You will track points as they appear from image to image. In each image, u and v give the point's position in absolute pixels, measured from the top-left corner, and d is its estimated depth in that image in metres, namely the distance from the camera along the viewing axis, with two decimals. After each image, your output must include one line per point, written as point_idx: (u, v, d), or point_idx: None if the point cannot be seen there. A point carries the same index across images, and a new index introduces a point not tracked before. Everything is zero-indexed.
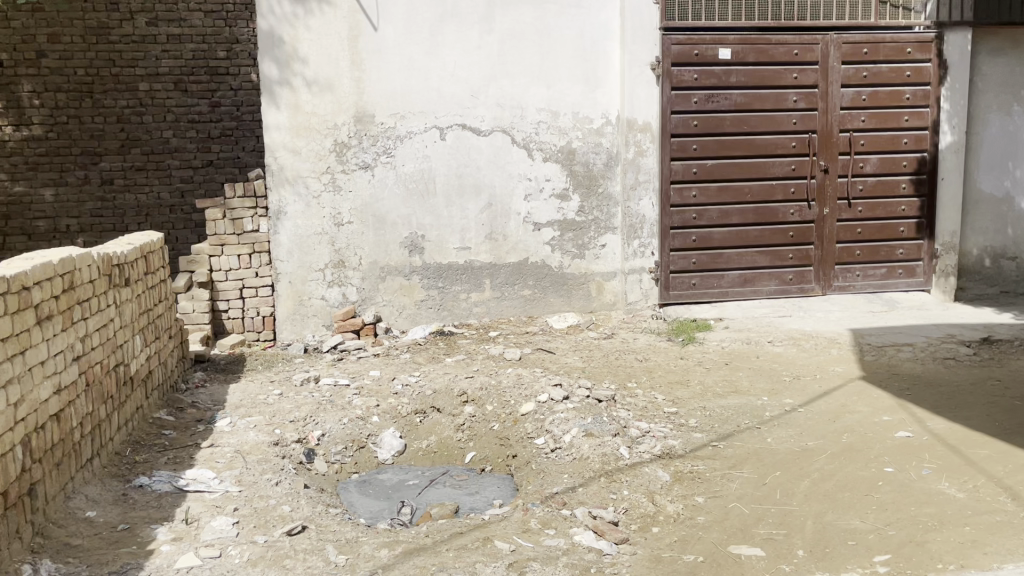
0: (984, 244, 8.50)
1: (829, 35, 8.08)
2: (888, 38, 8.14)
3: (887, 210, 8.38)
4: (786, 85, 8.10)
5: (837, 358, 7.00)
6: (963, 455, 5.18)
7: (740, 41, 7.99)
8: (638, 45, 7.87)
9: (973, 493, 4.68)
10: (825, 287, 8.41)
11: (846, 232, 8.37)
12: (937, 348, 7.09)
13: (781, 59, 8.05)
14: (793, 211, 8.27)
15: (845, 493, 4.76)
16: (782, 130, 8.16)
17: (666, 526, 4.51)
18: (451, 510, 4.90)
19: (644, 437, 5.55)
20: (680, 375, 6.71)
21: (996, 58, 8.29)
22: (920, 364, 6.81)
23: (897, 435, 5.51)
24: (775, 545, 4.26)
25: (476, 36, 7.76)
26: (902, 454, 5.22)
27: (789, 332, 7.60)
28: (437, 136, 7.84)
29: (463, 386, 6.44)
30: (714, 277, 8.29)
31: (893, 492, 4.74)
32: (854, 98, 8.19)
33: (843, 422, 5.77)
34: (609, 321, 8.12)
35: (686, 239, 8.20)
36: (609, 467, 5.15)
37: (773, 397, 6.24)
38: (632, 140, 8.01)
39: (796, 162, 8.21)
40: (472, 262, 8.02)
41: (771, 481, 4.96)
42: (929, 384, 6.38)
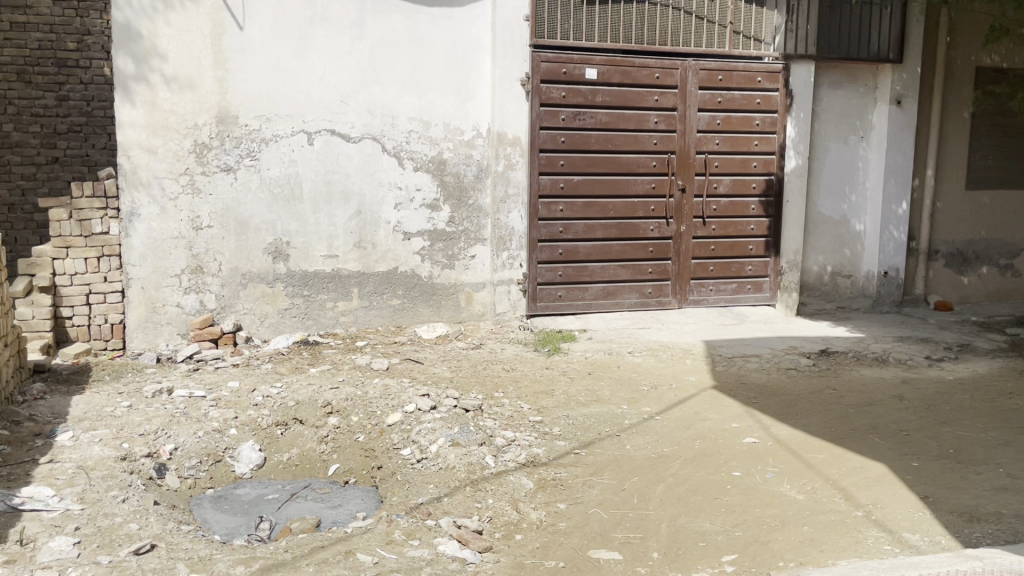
0: (823, 262, 9.19)
1: (687, 61, 8.50)
2: (741, 67, 8.65)
3: (738, 228, 8.89)
4: (647, 106, 8.45)
5: (692, 368, 7.36)
6: (803, 458, 5.58)
7: (606, 62, 8.28)
8: (508, 60, 8.00)
9: (810, 495, 5.04)
10: (681, 300, 8.83)
11: (701, 249, 8.83)
12: (780, 359, 7.59)
13: (643, 81, 8.40)
14: (653, 227, 8.63)
15: (697, 497, 5.01)
16: (643, 150, 8.51)
17: (529, 534, 4.60)
18: (312, 524, 4.80)
19: (509, 446, 5.64)
20: (545, 384, 6.86)
21: (834, 90, 9.00)
22: (766, 374, 7.27)
23: (744, 441, 5.86)
24: (632, 549, 4.43)
25: (347, 41, 7.65)
26: (749, 459, 5.56)
27: (648, 344, 7.92)
28: (304, 140, 7.67)
29: (328, 397, 6.30)
30: (578, 289, 8.53)
31: (739, 494, 5.04)
32: (709, 122, 8.65)
33: (697, 429, 6.08)
34: (478, 331, 8.17)
35: (553, 252, 8.40)
36: (475, 476, 5.20)
37: (632, 405, 6.49)
38: (502, 153, 8.12)
39: (656, 181, 8.58)
40: (339, 270, 7.89)
41: (629, 487, 5.15)
42: (773, 393, 6.82)
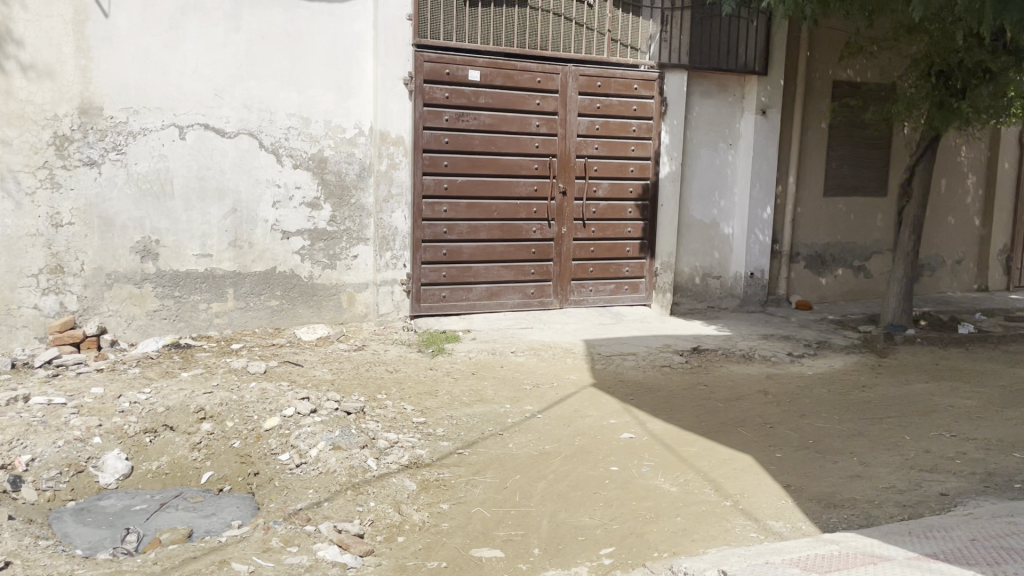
0: (695, 264, 9.60)
1: (567, 66, 8.68)
2: (618, 74, 8.91)
3: (616, 231, 9.15)
4: (529, 110, 8.57)
5: (572, 367, 7.52)
6: (676, 452, 5.81)
7: (489, 64, 8.34)
8: (391, 59, 7.94)
9: (683, 486, 5.26)
10: (562, 301, 9.01)
11: (581, 251, 9.03)
12: (655, 357, 7.87)
13: (525, 84, 8.52)
14: (535, 229, 8.76)
15: (577, 492, 5.13)
16: (526, 153, 8.62)
17: (411, 535, 4.59)
18: (184, 535, 4.61)
19: (392, 448, 5.59)
20: (428, 385, 6.84)
21: (706, 100, 9.42)
22: (642, 371, 7.52)
23: (622, 437, 6.04)
24: (513, 546, 4.49)
25: (221, 33, 7.38)
26: (626, 454, 5.74)
27: (529, 343, 8.04)
28: (176, 134, 7.34)
29: (201, 402, 6.04)
30: (462, 290, 8.55)
31: (617, 488, 5.20)
32: (589, 126, 8.86)
33: (577, 426, 6.22)
34: (360, 333, 8.05)
35: (437, 252, 8.38)
36: (357, 479, 5.13)
37: (514, 404, 6.57)
38: (384, 152, 8.05)
39: (538, 183, 8.71)
40: (213, 270, 7.60)
41: (511, 485, 5.21)
42: (649, 389, 7.07)
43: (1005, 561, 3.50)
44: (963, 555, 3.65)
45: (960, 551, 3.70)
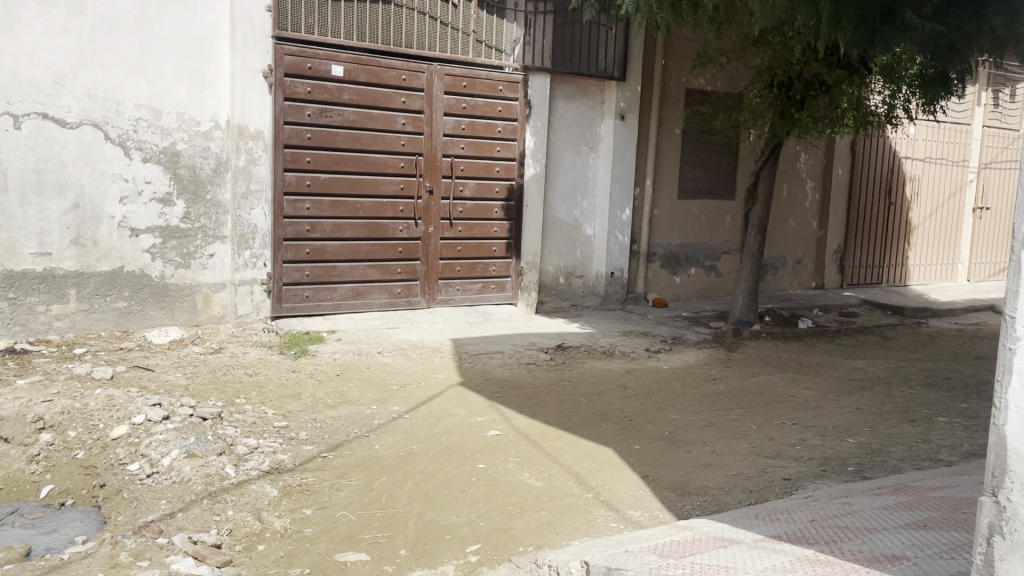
0: (559, 264, 9.81)
1: (433, 65, 8.66)
2: (483, 75, 8.97)
3: (482, 230, 9.22)
4: (394, 108, 8.49)
5: (439, 366, 7.52)
6: (541, 447, 5.93)
7: (353, 60, 8.21)
8: (249, 51, 7.66)
9: (548, 481, 5.37)
10: (429, 300, 8.99)
11: (448, 250, 9.04)
12: (520, 355, 7.99)
13: (389, 82, 8.43)
14: (401, 228, 8.70)
15: (443, 491, 5.14)
16: (391, 151, 8.54)
17: (272, 543, 4.46)
18: (20, 554, 4.26)
19: (252, 454, 5.41)
20: (290, 388, 6.65)
21: (568, 103, 9.64)
22: (508, 369, 7.61)
23: (488, 434, 6.10)
24: (379, 548, 4.44)
25: (61, 16, 6.88)
26: (492, 451, 5.80)
27: (396, 343, 7.96)
28: (9, 123, 6.79)
29: (39, 411, 5.62)
30: (326, 290, 8.37)
31: (483, 486, 5.25)
32: (454, 126, 8.88)
33: (444, 425, 6.22)
34: (217, 335, 7.72)
35: (299, 251, 8.17)
36: (213, 487, 4.92)
37: (380, 405, 6.50)
38: (243, 147, 7.77)
39: (404, 182, 8.65)
40: (53, 270, 7.09)
41: (377, 487, 5.15)
42: (515, 387, 7.17)
43: (840, 538, 3.79)
44: (803, 535, 3.92)
45: (802, 531, 3.98)
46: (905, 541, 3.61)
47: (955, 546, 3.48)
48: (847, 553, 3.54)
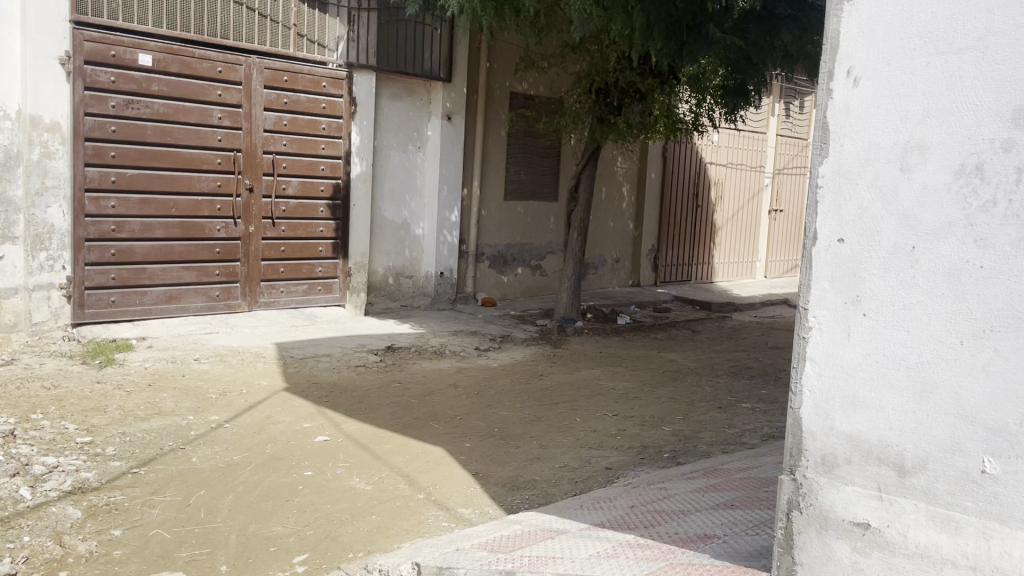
0: (387, 264, 9.72)
1: (251, 58, 8.30)
2: (305, 70, 8.71)
3: (307, 230, 8.97)
4: (209, 101, 8.07)
5: (261, 372, 7.22)
6: (371, 450, 5.84)
7: (162, 49, 7.72)
8: (42, 35, 7.03)
9: (378, 484, 5.30)
10: (251, 303, 8.63)
11: (270, 251, 8.72)
12: (348, 358, 7.84)
13: (204, 74, 8.00)
14: (219, 227, 8.29)
15: (268, 502, 4.95)
16: (207, 146, 8.11)
17: (77, 568, 4.10)
18: None
19: (51, 473, 4.96)
20: (96, 401, 6.16)
21: (393, 102, 9.56)
22: (335, 372, 7.45)
23: (315, 440, 5.94)
24: (198, 566, 4.20)
25: None
26: (320, 458, 5.64)
27: (214, 349, 7.57)
28: None
29: None
30: (135, 294, 7.83)
31: (311, 494, 5.10)
32: (275, 122, 8.57)
33: (268, 433, 5.99)
34: (8, 345, 6.99)
35: (104, 252, 7.59)
36: (5, 513, 4.47)
37: (198, 415, 6.16)
38: (36, 139, 7.12)
39: (222, 179, 8.25)
40: None
41: (195, 502, 4.88)
42: (342, 390, 7.03)
43: (658, 522, 4.02)
44: (625, 521, 4.11)
45: (624, 518, 4.17)
46: (716, 520, 3.88)
47: (759, 522, 3.78)
48: (666, 535, 3.75)
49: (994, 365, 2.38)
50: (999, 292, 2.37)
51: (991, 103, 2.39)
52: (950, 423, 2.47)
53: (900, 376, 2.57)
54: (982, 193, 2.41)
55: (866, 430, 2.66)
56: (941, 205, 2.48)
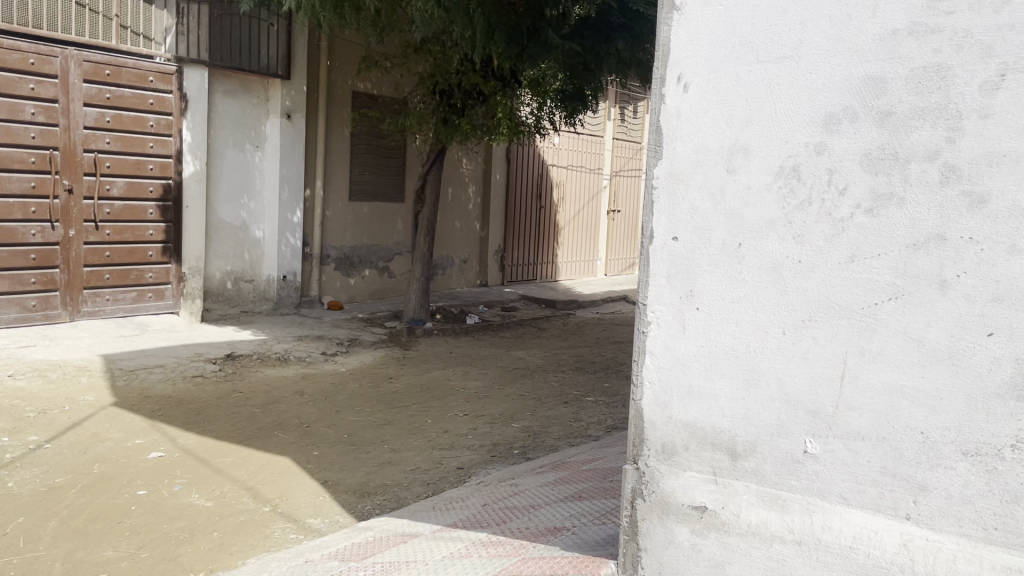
0: (225, 268, 9.30)
1: (68, 50, 7.74)
2: (129, 64, 8.22)
3: (135, 234, 8.47)
4: (20, 95, 7.46)
5: (87, 387, 6.71)
6: (211, 464, 5.56)
7: None
8: None
9: (220, 499, 5.05)
10: (73, 313, 8.04)
11: (94, 256, 8.18)
12: (184, 368, 7.43)
13: (13, 66, 7.38)
14: (34, 232, 7.69)
15: (97, 525, 4.61)
16: (19, 145, 7.52)
17: None
18: None
19: None
20: None
21: (229, 98, 9.15)
22: (170, 384, 7.04)
23: (149, 456, 5.59)
24: None
25: None
26: (154, 475, 5.31)
27: (32, 363, 6.96)
28: None
29: None
30: None
31: (145, 514, 4.79)
32: (97, 118, 8.05)
33: (94, 451, 5.58)
34: None
35: None
36: None
37: (13, 436, 5.64)
38: None
39: (36, 179, 7.66)
40: None
41: (12, 531, 4.47)
42: (178, 402, 6.65)
43: (509, 518, 4.07)
44: (477, 519, 4.13)
45: (475, 516, 4.19)
46: (565, 513, 3.97)
47: (605, 512, 3.90)
48: (516, 531, 3.80)
49: (812, 353, 2.58)
50: (816, 285, 2.57)
51: (805, 110, 2.57)
52: (776, 408, 2.65)
53: (730, 365, 2.72)
54: (799, 193, 2.59)
55: (701, 417, 2.80)
56: (764, 204, 2.65)
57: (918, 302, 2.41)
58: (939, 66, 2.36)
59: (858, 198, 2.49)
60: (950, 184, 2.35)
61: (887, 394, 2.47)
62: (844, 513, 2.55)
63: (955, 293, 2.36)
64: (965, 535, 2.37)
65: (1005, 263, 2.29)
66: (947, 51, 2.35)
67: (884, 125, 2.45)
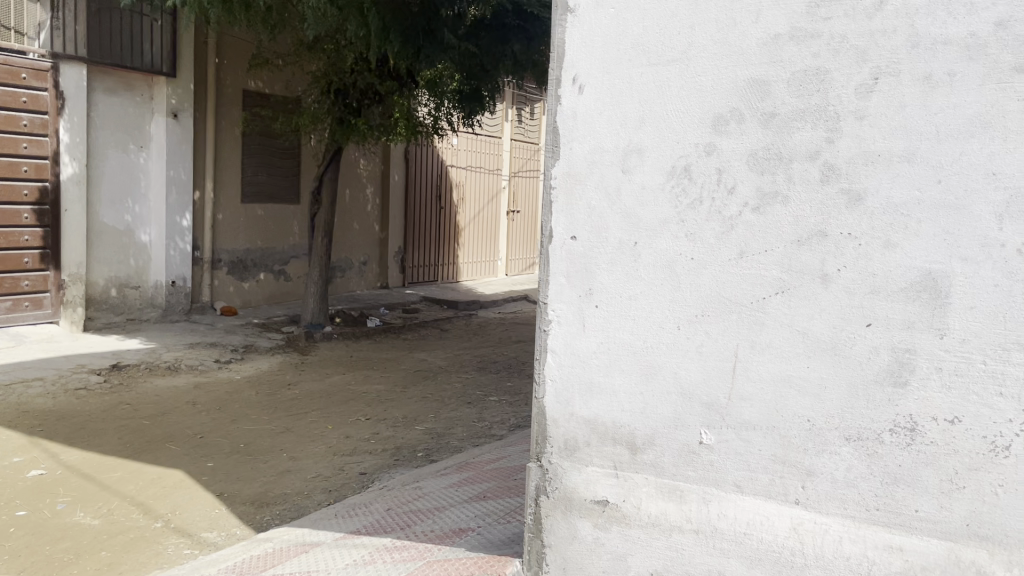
0: (108, 274, 8.86)
1: None
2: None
3: (8, 239, 7.99)
4: None
5: None
6: (97, 481, 5.29)
7: None
8: None
9: (107, 517, 4.80)
10: None
11: None
12: (66, 380, 7.04)
13: None
14: None
15: None
16: None
17: None
18: None
19: None
20: None
21: (110, 96, 8.73)
22: (51, 398, 6.66)
23: (28, 475, 5.27)
24: None
25: None
26: (35, 495, 5.01)
27: None
28: None
29: None
30: None
31: (25, 536, 4.51)
32: None
33: None
34: None
35: None
36: None
37: None
38: None
39: None
40: None
41: None
42: (60, 417, 6.30)
43: (413, 522, 4.03)
44: (381, 525, 4.08)
45: (379, 522, 4.13)
46: (470, 514, 3.96)
47: (510, 511, 3.92)
48: (422, 535, 3.77)
49: (706, 347, 2.66)
50: (708, 281, 2.65)
51: (694, 111, 2.65)
52: (673, 401, 2.72)
53: (629, 361, 2.78)
54: (691, 192, 2.67)
55: (601, 413, 2.84)
56: (658, 203, 2.72)
57: (803, 296, 2.52)
58: (818, 70, 2.48)
59: (745, 196, 2.59)
60: (830, 182, 2.47)
61: (776, 384, 2.57)
62: (738, 500, 2.64)
63: (836, 286, 2.48)
64: (849, 516, 2.49)
65: (881, 257, 2.42)
66: (825, 55, 2.46)
67: (769, 126, 2.55)
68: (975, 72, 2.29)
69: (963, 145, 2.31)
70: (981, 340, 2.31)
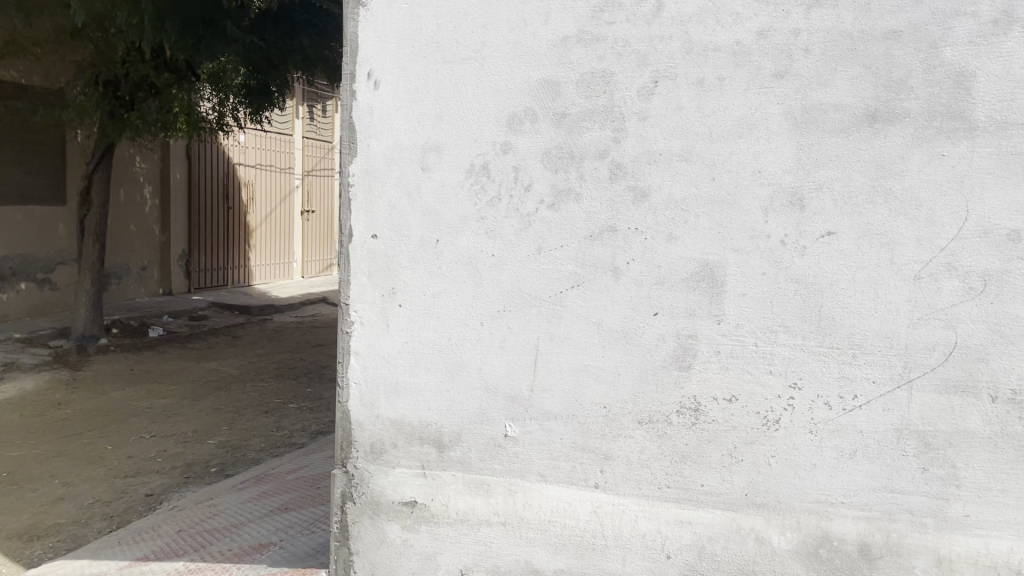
0: None
1: None
2: None
3: None
4: None
5: None
6: None
7: None
8: None
9: None
10: None
11: None
12: None
13: None
14: None
15: None
16: None
17: None
18: None
19: None
20: None
21: None
22: None
23: None
24: None
25: None
26: None
27: None
28: None
29: None
30: None
31: None
32: None
33: None
34: None
35: None
36: None
37: None
38: None
39: None
40: None
41: None
42: None
43: (208, 542, 3.79)
44: (171, 548, 3.80)
45: (170, 545, 3.85)
46: (270, 528, 3.79)
47: (313, 522, 3.79)
48: (218, 555, 3.55)
49: (508, 341, 2.70)
50: (508, 277, 2.69)
51: (489, 110, 2.69)
52: (478, 396, 2.74)
53: (433, 359, 2.77)
54: (489, 190, 2.70)
55: (407, 412, 2.81)
56: (457, 200, 2.73)
57: (597, 289, 2.63)
58: (603, 71, 2.59)
59: (541, 193, 2.66)
60: (617, 180, 2.59)
61: (573, 374, 2.66)
62: (542, 490, 2.71)
63: (626, 278, 2.60)
64: (644, 495, 2.64)
65: (665, 250, 2.57)
66: (610, 58, 2.58)
67: (560, 125, 2.63)
68: (741, 78, 2.50)
69: (733, 144, 2.51)
70: (752, 324, 2.52)
